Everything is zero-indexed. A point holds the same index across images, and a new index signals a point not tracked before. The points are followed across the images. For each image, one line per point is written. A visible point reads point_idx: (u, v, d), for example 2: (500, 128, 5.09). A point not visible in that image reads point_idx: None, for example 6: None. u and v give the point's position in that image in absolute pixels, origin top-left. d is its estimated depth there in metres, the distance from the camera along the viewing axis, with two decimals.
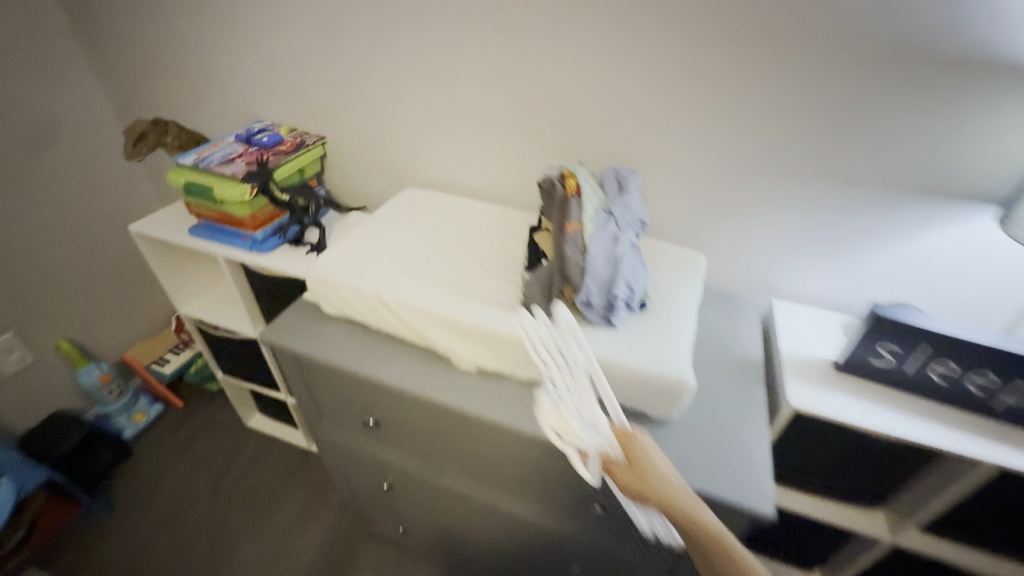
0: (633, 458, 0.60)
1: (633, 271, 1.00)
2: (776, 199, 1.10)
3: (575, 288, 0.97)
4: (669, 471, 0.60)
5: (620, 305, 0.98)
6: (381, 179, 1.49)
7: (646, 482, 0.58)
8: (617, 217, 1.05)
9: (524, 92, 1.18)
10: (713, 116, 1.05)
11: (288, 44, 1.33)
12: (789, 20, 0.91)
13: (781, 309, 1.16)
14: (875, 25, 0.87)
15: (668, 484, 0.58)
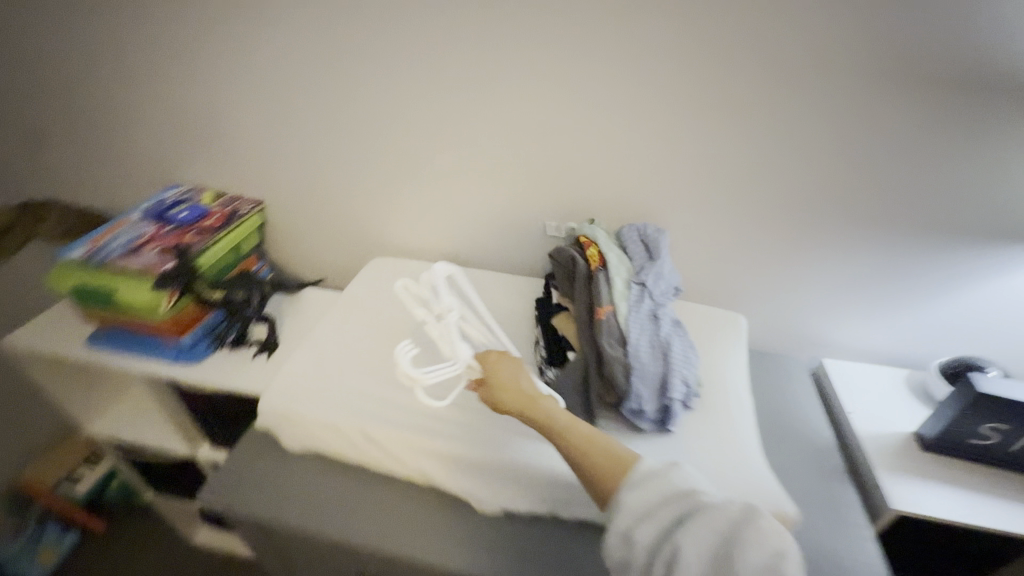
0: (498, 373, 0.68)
1: (684, 360, 0.80)
2: (824, 248, 0.95)
3: (619, 393, 0.77)
4: (531, 391, 0.66)
5: (676, 408, 0.78)
6: (340, 246, 1.22)
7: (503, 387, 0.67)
8: (652, 291, 0.85)
9: (520, 141, 0.97)
10: (750, 163, 0.89)
11: (213, 92, 1.05)
12: (852, 47, 0.76)
13: (834, 367, 1.01)
14: (948, 55, 0.73)
15: (504, 384, 0.67)
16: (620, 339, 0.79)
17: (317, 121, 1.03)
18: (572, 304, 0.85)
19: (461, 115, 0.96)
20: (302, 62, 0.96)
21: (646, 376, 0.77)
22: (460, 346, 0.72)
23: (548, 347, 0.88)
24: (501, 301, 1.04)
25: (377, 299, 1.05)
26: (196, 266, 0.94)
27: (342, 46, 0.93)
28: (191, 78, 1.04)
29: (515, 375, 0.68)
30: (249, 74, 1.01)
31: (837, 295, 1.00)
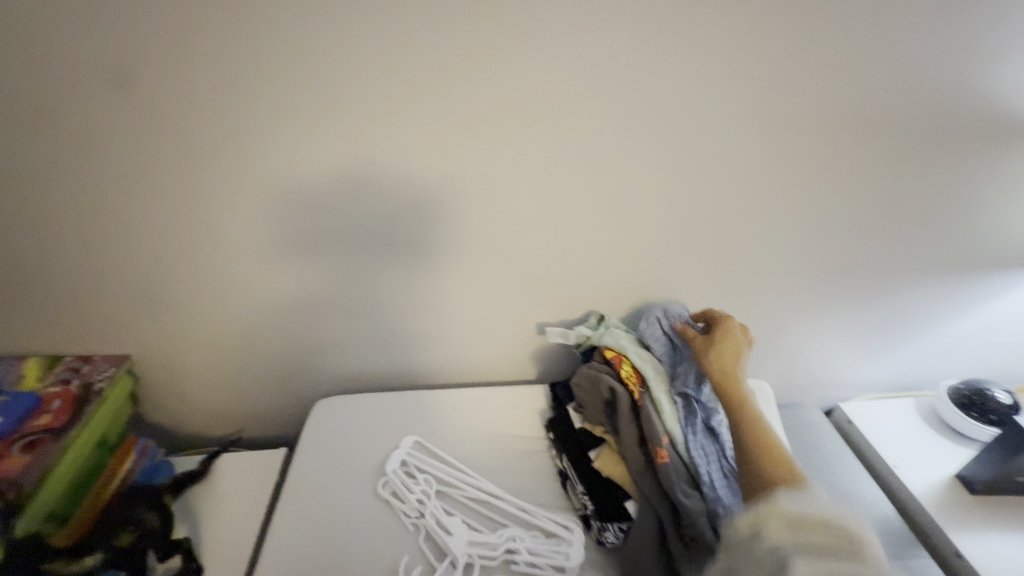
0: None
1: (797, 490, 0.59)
2: (830, 297, 0.91)
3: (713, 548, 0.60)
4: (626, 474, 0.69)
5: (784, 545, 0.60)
6: (261, 391, 0.91)
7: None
8: (702, 397, 0.71)
9: (501, 231, 0.77)
10: (758, 223, 0.82)
11: (34, 215, 0.70)
12: (854, 96, 0.72)
13: (852, 411, 0.98)
14: (935, 101, 0.73)
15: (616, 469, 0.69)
16: (690, 480, 0.64)
17: (217, 240, 0.75)
18: (618, 441, 0.68)
19: (424, 212, 0.75)
20: (192, 166, 0.69)
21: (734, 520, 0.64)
22: (450, 535, 0.66)
23: (594, 497, 0.68)
24: (503, 431, 0.83)
25: (341, 469, 0.77)
26: (30, 516, 0.62)
27: (251, 142, 0.68)
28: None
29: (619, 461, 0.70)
30: (98, 191, 0.69)
31: (844, 339, 0.96)
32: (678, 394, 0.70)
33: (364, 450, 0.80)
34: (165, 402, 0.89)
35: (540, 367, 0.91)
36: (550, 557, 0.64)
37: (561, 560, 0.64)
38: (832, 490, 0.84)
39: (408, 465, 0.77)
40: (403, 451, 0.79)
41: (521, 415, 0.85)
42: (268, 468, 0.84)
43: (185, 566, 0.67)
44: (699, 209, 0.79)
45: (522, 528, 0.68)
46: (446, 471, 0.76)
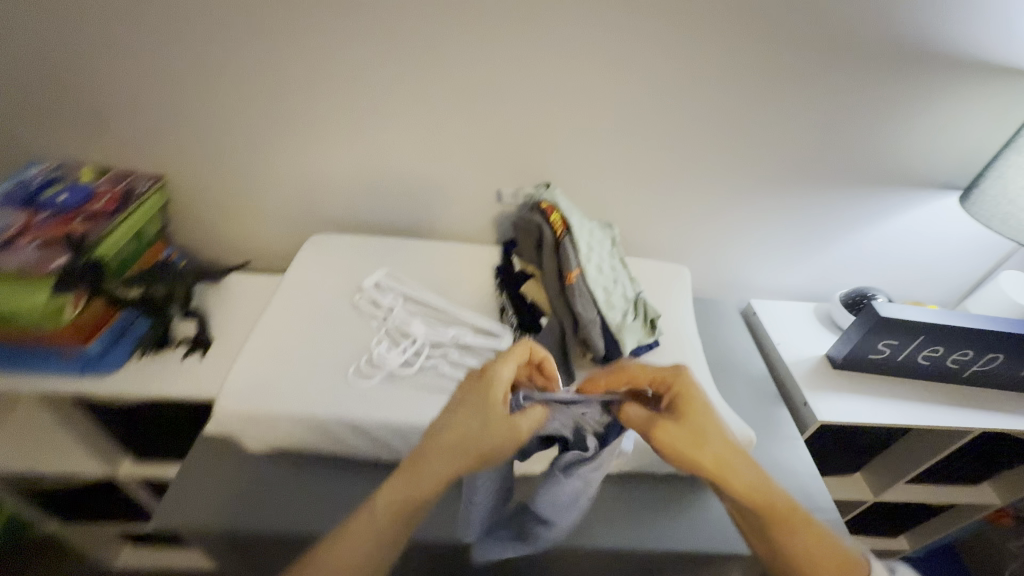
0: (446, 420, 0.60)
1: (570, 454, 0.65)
2: (751, 202, 1.06)
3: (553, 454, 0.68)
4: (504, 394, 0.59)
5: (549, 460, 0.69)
6: (266, 228, 1.10)
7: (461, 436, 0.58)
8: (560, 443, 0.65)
9: (473, 101, 0.91)
10: (691, 124, 0.95)
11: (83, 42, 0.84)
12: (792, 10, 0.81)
13: (759, 305, 1.16)
14: (862, 23, 0.82)
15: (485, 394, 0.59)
16: (591, 301, 0.82)
17: (230, 85, 0.89)
18: (541, 272, 0.86)
19: (404, 78, 0.88)
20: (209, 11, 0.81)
21: (622, 338, 0.81)
22: (412, 325, 0.87)
23: (519, 315, 0.89)
24: (458, 275, 1.01)
25: (323, 282, 0.96)
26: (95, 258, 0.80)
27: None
28: (42, 29, 0.83)
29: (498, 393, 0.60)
30: (127, 25, 0.83)
31: (759, 241, 1.12)
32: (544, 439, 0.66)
33: (344, 273, 0.99)
34: (186, 227, 1.08)
35: (497, 232, 1.09)
36: (490, 340, 0.87)
37: (498, 342, 0.86)
38: (720, 354, 1.04)
39: (380, 285, 0.96)
40: (378, 274, 0.98)
41: (477, 264, 1.03)
42: (269, 284, 1.05)
43: (201, 336, 0.89)
44: (639, 103, 0.92)
45: (468, 328, 0.89)
46: (410, 291, 0.95)
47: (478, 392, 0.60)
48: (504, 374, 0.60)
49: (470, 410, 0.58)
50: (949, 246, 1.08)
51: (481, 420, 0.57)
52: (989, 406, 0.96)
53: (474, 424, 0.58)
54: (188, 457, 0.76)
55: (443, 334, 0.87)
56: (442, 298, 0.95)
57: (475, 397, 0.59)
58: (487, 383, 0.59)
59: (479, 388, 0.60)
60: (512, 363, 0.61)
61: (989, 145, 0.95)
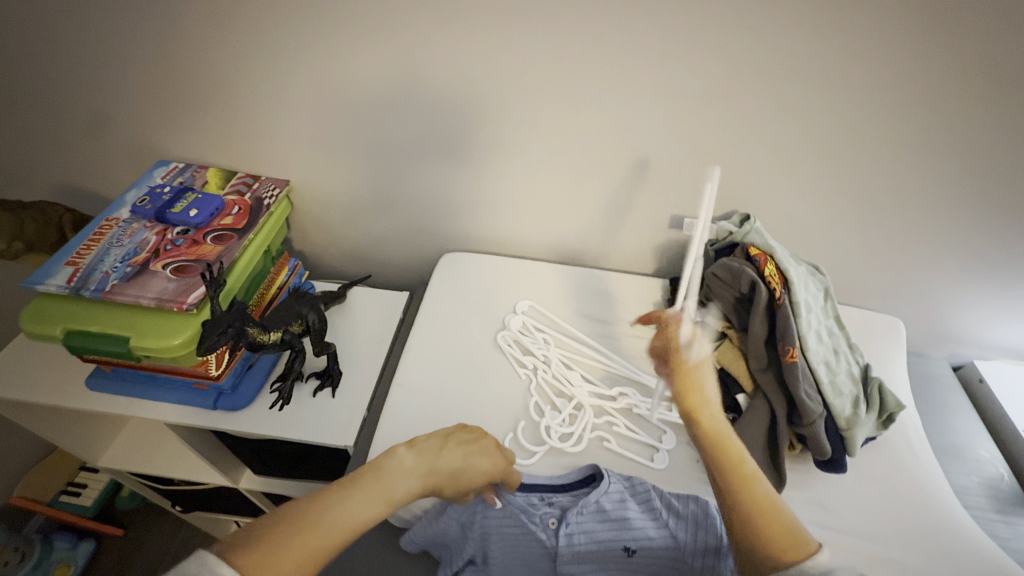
0: (417, 443, 0.56)
1: (620, 529, 0.58)
2: (1009, 246, 0.81)
3: (641, 536, 0.58)
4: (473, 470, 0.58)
5: (651, 524, 0.59)
6: (394, 240, 0.98)
7: (437, 460, 0.55)
8: (611, 515, 0.60)
9: (662, 110, 0.73)
10: (963, 139, 0.70)
11: (221, 40, 0.74)
12: None
13: (987, 371, 0.91)
14: None
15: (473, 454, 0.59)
16: (814, 384, 0.64)
17: (377, 77, 0.75)
18: (741, 334, 0.69)
19: (587, 73, 0.71)
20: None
21: (851, 436, 0.64)
22: (573, 385, 0.74)
23: None
24: (617, 315, 0.85)
25: (462, 318, 0.83)
26: (220, 284, 0.69)
27: None
28: (177, 15, 0.72)
29: (471, 449, 0.59)
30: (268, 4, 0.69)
31: (1003, 292, 0.87)
32: (620, 544, 0.58)
33: (485, 307, 0.85)
34: (310, 234, 0.99)
35: (661, 262, 0.91)
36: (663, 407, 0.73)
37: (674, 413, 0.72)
38: (943, 438, 0.82)
39: (526, 325, 0.82)
40: (525, 307, 0.84)
41: (637, 301, 0.87)
42: (396, 305, 0.94)
43: (331, 369, 0.80)
44: (896, 110, 0.69)
45: (634, 389, 0.76)
46: (560, 335, 0.81)
47: (484, 442, 0.61)
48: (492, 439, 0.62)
49: (477, 454, 0.59)
50: None
51: (455, 470, 0.56)
52: None
53: (461, 468, 0.57)
54: None
55: (609, 397, 0.74)
56: (597, 344, 0.81)
57: (475, 449, 0.59)
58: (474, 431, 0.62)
59: (487, 435, 0.62)
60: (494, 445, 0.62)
61: None
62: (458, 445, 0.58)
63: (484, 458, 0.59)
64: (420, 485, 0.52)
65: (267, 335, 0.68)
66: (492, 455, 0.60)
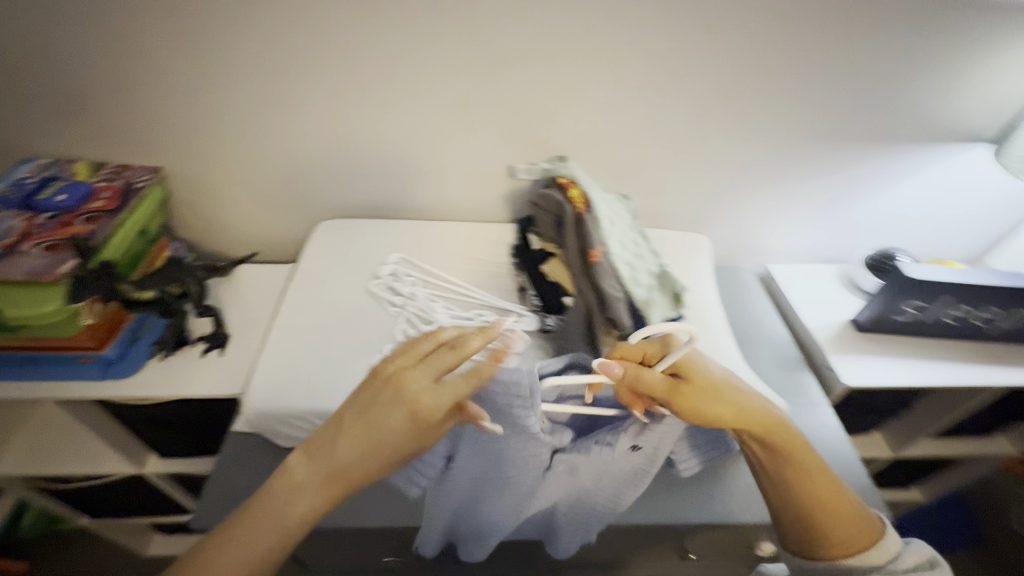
0: (311, 444, 0.48)
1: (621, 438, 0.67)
2: (771, 168, 1.02)
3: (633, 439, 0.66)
4: (388, 444, 0.48)
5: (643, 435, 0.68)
6: (274, 216, 1.07)
7: (341, 448, 0.47)
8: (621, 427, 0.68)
9: (476, 74, 0.88)
10: (712, 81, 0.90)
11: (66, 35, 0.80)
12: None
13: (779, 272, 1.13)
14: None
15: (378, 421, 0.48)
16: (616, 277, 0.81)
17: (228, 60, 0.84)
18: (562, 250, 0.84)
19: (408, 45, 0.84)
20: None
21: (649, 314, 0.80)
22: (436, 311, 0.87)
23: (540, 296, 0.87)
24: (474, 256, 0.99)
25: (337, 273, 0.94)
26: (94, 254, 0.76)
27: None
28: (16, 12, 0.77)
29: (374, 420, 0.48)
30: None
31: (780, 207, 1.09)
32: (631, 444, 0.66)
33: (359, 262, 0.96)
34: (192, 219, 1.05)
35: (511, 209, 1.07)
36: (513, 317, 0.87)
37: (521, 321, 0.87)
38: (744, 324, 1.03)
39: (396, 272, 0.94)
40: (395, 258, 0.96)
41: (492, 243, 1.01)
42: (279, 275, 1.02)
43: (217, 332, 0.88)
44: (656, 62, 0.87)
45: (490, 310, 0.89)
46: (426, 276, 0.94)
47: (394, 390, 0.49)
48: (410, 385, 0.50)
49: (386, 414, 0.48)
50: (975, 207, 1.05)
51: (366, 450, 0.47)
52: (1012, 363, 0.95)
53: (368, 438, 0.47)
54: (212, 473, 0.74)
55: (468, 317, 0.87)
56: (459, 280, 0.94)
57: (381, 405, 0.48)
58: (380, 385, 0.50)
59: (392, 379, 0.50)
60: (422, 378, 0.50)
61: (1017, 101, 0.91)
62: (359, 414, 0.48)
63: (397, 411, 0.48)
64: (329, 491, 0.46)
65: (143, 292, 0.78)
66: (406, 388, 0.49)
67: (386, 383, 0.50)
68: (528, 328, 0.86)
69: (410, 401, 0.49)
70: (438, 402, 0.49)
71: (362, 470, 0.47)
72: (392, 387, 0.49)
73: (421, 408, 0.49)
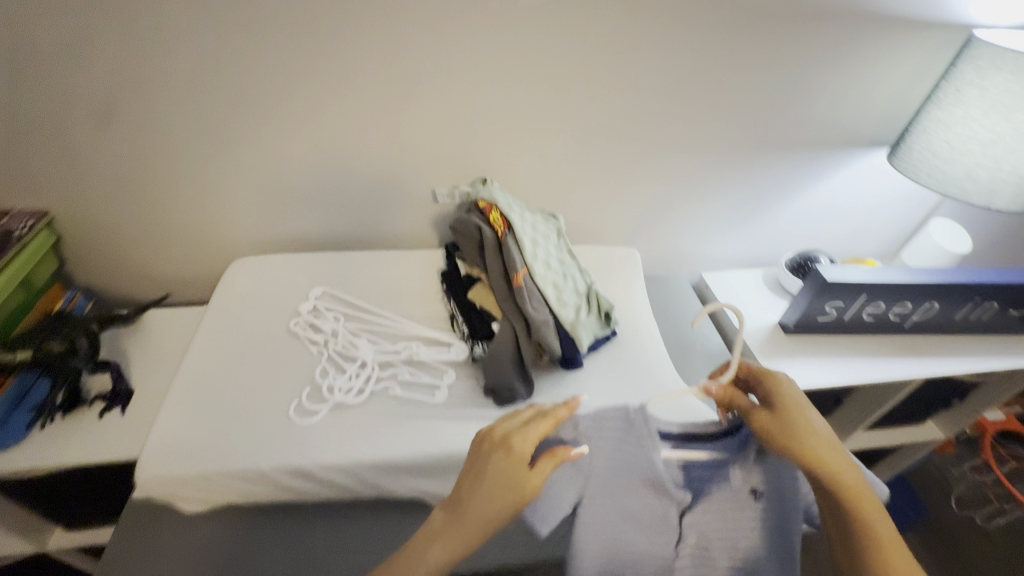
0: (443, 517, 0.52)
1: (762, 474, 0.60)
2: (694, 178, 1.04)
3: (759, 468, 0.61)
4: (504, 488, 0.51)
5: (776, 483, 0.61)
6: (187, 255, 1.01)
7: (470, 505, 0.51)
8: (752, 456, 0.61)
9: (386, 100, 0.85)
10: (626, 98, 0.91)
11: None
12: None
13: (711, 278, 1.15)
14: None
15: (483, 462, 0.53)
16: (542, 300, 0.79)
17: (110, 93, 0.78)
18: (486, 274, 0.82)
19: (309, 73, 0.80)
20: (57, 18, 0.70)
21: (578, 336, 0.79)
22: (359, 347, 0.82)
23: (468, 323, 0.84)
24: (402, 284, 0.95)
25: (253, 313, 0.88)
26: None
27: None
28: None
29: (484, 470, 0.52)
30: None
31: (707, 215, 1.11)
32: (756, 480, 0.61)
33: (277, 299, 0.91)
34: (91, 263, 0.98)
35: (440, 233, 1.04)
36: (441, 347, 0.84)
37: (449, 351, 0.83)
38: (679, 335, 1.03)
39: (318, 307, 0.89)
40: (317, 291, 0.91)
41: (420, 270, 0.98)
42: (193, 317, 0.96)
43: (117, 388, 0.81)
44: (568, 81, 0.87)
45: (417, 341, 0.85)
46: (350, 309, 0.89)
47: (499, 445, 0.53)
48: (517, 440, 0.53)
49: (492, 466, 0.52)
50: (885, 204, 1.11)
51: (483, 502, 0.51)
52: (929, 353, 1.00)
53: (487, 489, 0.51)
54: (106, 550, 0.66)
55: (393, 351, 0.83)
56: (385, 310, 0.90)
57: (488, 461, 0.53)
58: (487, 443, 0.54)
59: (498, 441, 0.54)
60: (524, 429, 0.54)
61: (909, 105, 0.96)
62: (478, 486, 0.52)
63: (501, 463, 0.52)
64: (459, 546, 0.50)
65: (14, 354, 0.73)
66: (511, 441, 0.53)
67: (495, 441, 0.54)
68: (457, 358, 0.82)
69: (508, 445, 0.53)
70: (530, 443, 0.53)
71: (489, 522, 0.51)
72: (496, 441, 0.54)
73: (519, 451, 0.53)
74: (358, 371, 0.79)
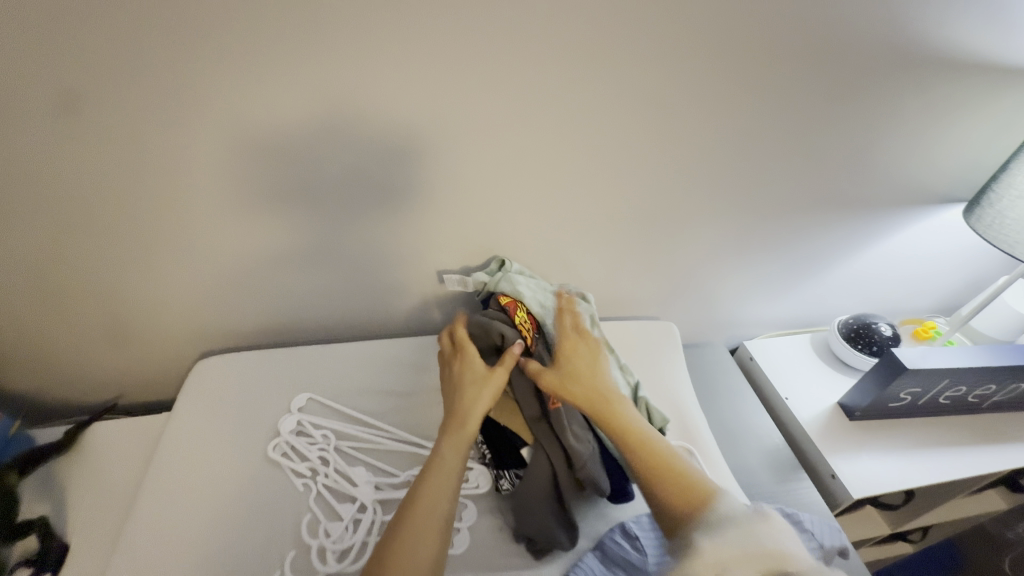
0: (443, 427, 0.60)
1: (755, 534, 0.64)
2: (739, 241, 0.91)
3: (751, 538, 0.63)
4: (479, 381, 0.61)
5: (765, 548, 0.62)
6: (142, 350, 0.84)
7: (458, 405, 0.60)
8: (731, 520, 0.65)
9: (383, 174, 0.69)
10: (668, 161, 0.76)
11: None
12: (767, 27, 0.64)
13: (755, 346, 1.02)
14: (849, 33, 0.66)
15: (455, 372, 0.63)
16: (582, 422, 0.64)
17: (29, 178, 0.61)
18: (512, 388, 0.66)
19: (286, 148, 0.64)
20: None
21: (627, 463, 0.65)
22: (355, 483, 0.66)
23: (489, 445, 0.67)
24: (406, 384, 0.79)
25: (223, 436, 0.72)
26: None
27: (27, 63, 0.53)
28: None
29: (457, 378, 0.62)
30: None
31: (751, 278, 0.97)
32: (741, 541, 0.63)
33: (253, 415, 0.74)
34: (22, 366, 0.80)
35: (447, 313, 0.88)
36: None
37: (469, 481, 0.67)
38: (728, 423, 0.89)
39: (303, 425, 0.73)
40: (302, 402, 0.75)
41: (427, 364, 0.82)
42: (149, 432, 0.78)
43: (46, 550, 0.63)
44: (603, 144, 0.72)
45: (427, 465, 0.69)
46: (343, 425, 0.73)
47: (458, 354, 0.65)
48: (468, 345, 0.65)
49: (461, 368, 0.63)
50: (947, 260, 0.98)
51: (471, 399, 0.60)
52: (1012, 437, 0.87)
53: (464, 388, 0.61)
54: None
55: (399, 483, 0.67)
56: (386, 422, 0.74)
57: (455, 367, 0.63)
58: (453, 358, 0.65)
59: (456, 355, 0.65)
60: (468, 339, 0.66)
61: (987, 159, 0.83)
62: (458, 390, 0.61)
63: (468, 367, 0.63)
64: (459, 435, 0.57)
65: None
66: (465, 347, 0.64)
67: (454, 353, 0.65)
68: (479, 490, 0.67)
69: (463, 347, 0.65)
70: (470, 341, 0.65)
71: (476, 409, 0.59)
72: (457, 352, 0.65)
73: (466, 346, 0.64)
74: (358, 518, 0.63)
